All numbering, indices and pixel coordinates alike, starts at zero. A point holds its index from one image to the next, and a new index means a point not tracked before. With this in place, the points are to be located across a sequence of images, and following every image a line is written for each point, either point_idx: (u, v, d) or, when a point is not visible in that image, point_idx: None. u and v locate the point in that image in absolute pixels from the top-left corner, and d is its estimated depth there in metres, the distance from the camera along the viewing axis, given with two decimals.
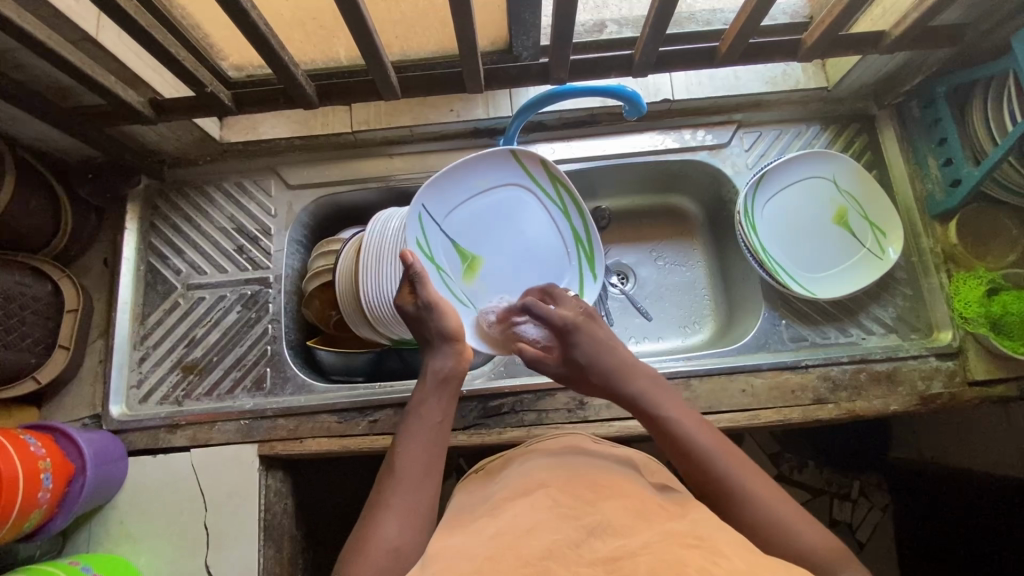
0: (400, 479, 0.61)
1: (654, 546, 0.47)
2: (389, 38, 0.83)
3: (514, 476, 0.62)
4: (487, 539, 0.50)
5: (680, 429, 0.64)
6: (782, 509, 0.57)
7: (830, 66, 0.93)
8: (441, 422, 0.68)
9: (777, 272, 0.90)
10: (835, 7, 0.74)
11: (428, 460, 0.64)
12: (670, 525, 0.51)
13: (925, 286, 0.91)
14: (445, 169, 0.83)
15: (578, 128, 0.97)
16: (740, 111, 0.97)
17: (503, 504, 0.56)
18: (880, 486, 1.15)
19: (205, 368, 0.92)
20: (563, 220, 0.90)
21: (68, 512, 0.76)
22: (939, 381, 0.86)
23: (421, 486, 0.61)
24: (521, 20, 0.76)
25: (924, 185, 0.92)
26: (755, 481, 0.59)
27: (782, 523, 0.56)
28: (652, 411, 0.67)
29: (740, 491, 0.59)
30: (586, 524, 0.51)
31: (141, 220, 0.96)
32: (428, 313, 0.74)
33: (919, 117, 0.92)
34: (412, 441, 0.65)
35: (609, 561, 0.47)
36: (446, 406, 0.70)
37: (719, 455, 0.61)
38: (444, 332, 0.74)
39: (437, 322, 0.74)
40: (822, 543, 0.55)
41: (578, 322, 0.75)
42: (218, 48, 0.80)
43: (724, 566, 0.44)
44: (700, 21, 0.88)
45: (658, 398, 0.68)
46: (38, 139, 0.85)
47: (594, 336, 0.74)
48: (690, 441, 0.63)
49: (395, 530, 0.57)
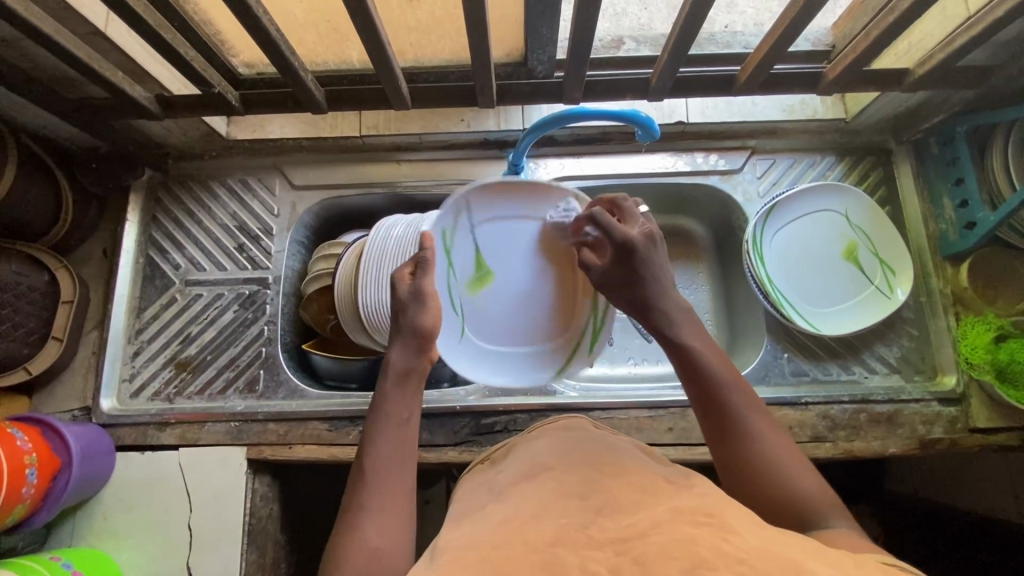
0: (372, 481, 0.59)
1: (665, 525, 0.44)
2: (403, 44, 0.82)
3: (518, 461, 0.59)
4: (491, 527, 0.47)
5: (701, 359, 0.63)
6: (783, 452, 0.57)
7: (850, 98, 0.92)
8: (409, 418, 0.65)
9: (782, 304, 0.89)
10: (861, 43, 0.72)
11: (398, 458, 0.61)
12: (677, 501, 0.48)
13: (932, 327, 0.89)
14: (505, 179, 0.78)
15: (590, 145, 0.95)
16: (754, 137, 0.95)
17: (508, 489, 0.54)
18: (872, 518, 1.16)
19: (198, 366, 0.91)
20: (585, 303, 0.83)
21: (52, 507, 0.76)
22: (939, 426, 0.84)
23: (394, 487, 0.59)
24: (538, 34, 0.73)
25: (936, 225, 0.91)
26: (764, 422, 0.59)
27: (781, 465, 0.56)
28: (676, 338, 0.65)
29: (748, 429, 0.58)
30: (595, 505, 0.48)
31: (143, 212, 0.96)
32: (415, 304, 0.70)
33: (936, 154, 0.90)
34: (380, 437, 0.62)
35: (618, 541, 0.43)
36: (414, 399, 0.67)
37: (737, 392, 0.60)
38: (419, 329, 0.69)
39: (417, 315, 0.70)
40: (818, 490, 0.54)
41: (640, 244, 0.71)
42: (229, 44, 0.78)
43: (734, 542, 0.41)
44: (719, 43, 0.85)
45: (686, 328, 0.66)
46: (41, 127, 0.85)
47: (648, 262, 0.70)
48: (711, 371, 0.62)
49: (377, 533, 0.55)
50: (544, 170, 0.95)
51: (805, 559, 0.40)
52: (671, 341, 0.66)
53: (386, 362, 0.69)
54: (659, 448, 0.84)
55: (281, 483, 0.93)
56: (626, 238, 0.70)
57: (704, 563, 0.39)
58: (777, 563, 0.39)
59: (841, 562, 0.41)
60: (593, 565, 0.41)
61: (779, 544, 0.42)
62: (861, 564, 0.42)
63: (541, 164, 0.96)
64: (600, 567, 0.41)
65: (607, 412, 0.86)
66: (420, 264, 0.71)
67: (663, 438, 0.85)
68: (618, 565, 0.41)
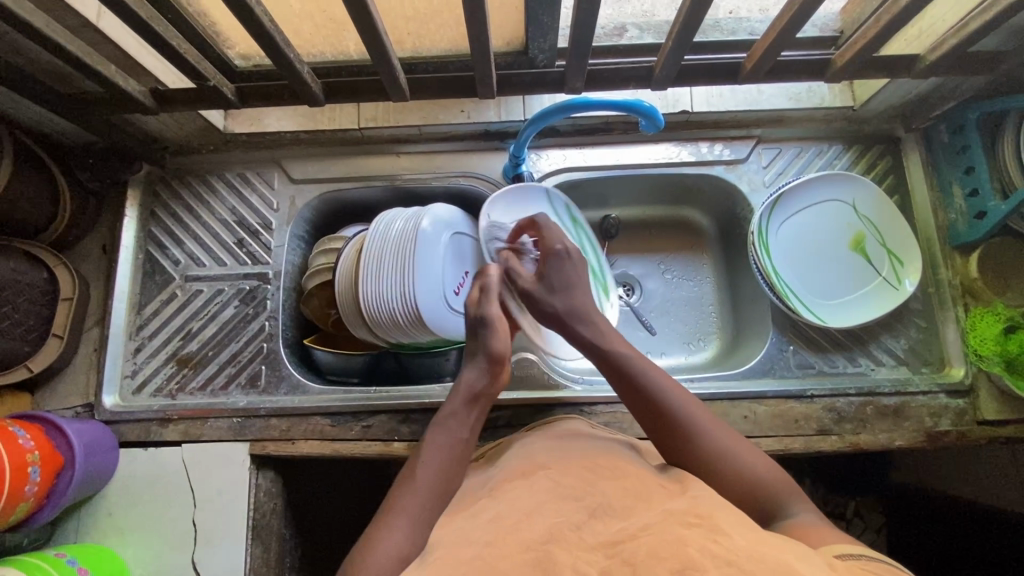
0: (419, 486, 0.59)
1: (657, 526, 0.44)
2: (401, 34, 0.80)
3: (513, 457, 0.60)
4: (487, 522, 0.48)
5: (631, 363, 0.64)
6: (725, 444, 0.59)
7: (858, 85, 0.90)
8: (467, 438, 0.65)
9: (787, 295, 0.88)
10: (872, 30, 0.70)
11: (449, 473, 0.61)
12: (671, 505, 0.47)
13: (940, 318, 0.88)
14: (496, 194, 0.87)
15: (592, 135, 0.94)
16: (760, 126, 0.94)
17: (501, 485, 0.54)
18: (877, 507, 1.13)
19: (200, 362, 0.91)
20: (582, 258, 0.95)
21: (56, 505, 0.75)
22: (947, 418, 0.84)
23: (439, 496, 0.59)
24: (539, 22, 0.72)
25: (946, 215, 0.89)
26: (705, 418, 0.60)
27: (730, 456, 0.58)
28: (606, 348, 0.67)
29: (691, 426, 0.59)
30: (588, 505, 0.48)
31: (141, 208, 0.95)
32: (486, 329, 0.71)
33: (946, 142, 0.88)
34: (436, 450, 0.63)
35: (609, 544, 0.44)
36: (474, 424, 0.66)
37: (672, 394, 0.62)
38: (494, 353, 0.70)
39: (490, 340, 0.70)
40: (766, 471, 0.57)
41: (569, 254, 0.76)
42: (225, 36, 0.77)
43: (725, 546, 0.41)
44: (724, 30, 0.83)
45: (610, 337, 0.68)
46: (37, 123, 0.84)
47: (567, 274, 0.75)
48: (657, 389, 0.62)
49: (408, 535, 0.54)
50: (545, 161, 0.94)
51: (791, 562, 0.41)
52: (597, 348, 0.67)
53: (457, 380, 0.69)
54: None
55: (285, 478, 0.92)
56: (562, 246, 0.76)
57: (695, 565, 0.39)
58: (769, 566, 0.39)
59: (816, 560, 0.42)
60: (585, 564, 0.42)
61: (764, 548, 0.42)
62: (836, 562, 0.43)
63: (542, 155, 0.94)
64: (591, 568, 0.42)
65: (610, 406, 0.86)
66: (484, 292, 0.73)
67: None
68: (609, 566, 0.41)
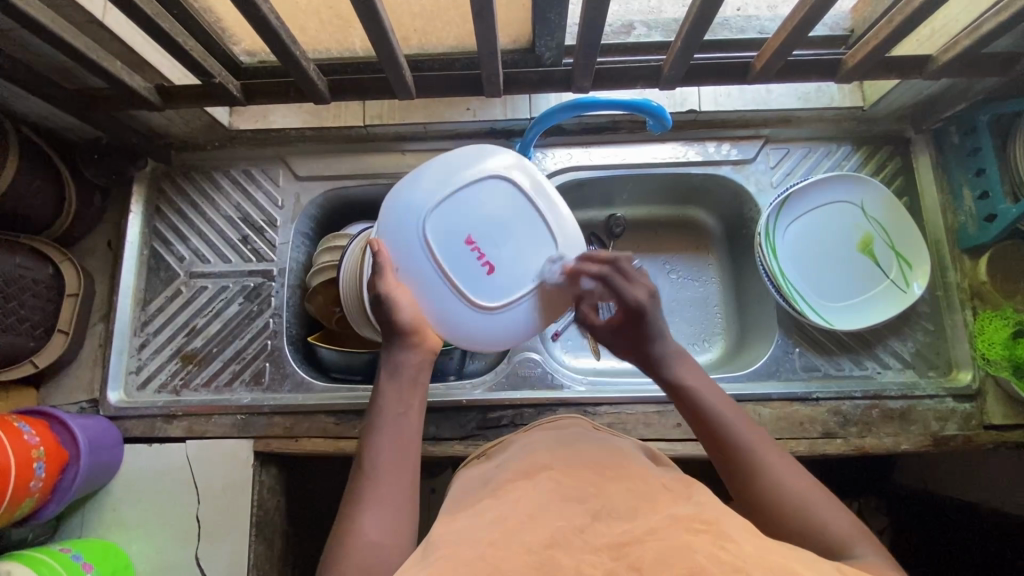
0: (371, 476, 0.58)
1: (662, 530, 0.44)
2: (407, 31, 0.79)
3: (515, 457, 0.60)
4: (491, 523, 0.47)
5: (701, 399, 0.64)
6: (798, 490, 0.55)
7: (868, 86, 0.89)
8: (405, 412, 0.63)
9: (794, 297, 0.87)
10: (884, 29, 0.69)
11: (399, 452, 0.60)
12: (676, 508, 0.47)
13: (948, 322, 0.87)
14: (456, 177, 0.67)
15: (599, 134, 0.93)
16: (768, 126, 0.93)
17: (504, 487, 0.54)
18: (878, 509, 1.14)
19: (204, 359, 0.91)
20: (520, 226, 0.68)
21: (62, 499, 0.76)
22: (953, 423, 0.83)
23: (395, 477, 0.58)
24: (546, 20, 0.71)
25: (956, 217, 0.88)
26: (776, 457, 0.58)
27: (808, 505, 0.54)
28: (681, 385, 0.65)
29: (762, 467, 0.57)
30: (593, 509, 0.48)
31: (146, 203, 0.95)
32: (383, 307, 0.65)
33: (957, 144, 0.88)
34: (378, 434, 0.61)
35: (614, 548, 0.43)
36: (410, 392, 0.65)
37: (744, 428, 0.60)
38: (399, 327, 0.65)
39: (391, 316, 0.65)
40: (846, 526, 0.53)
41: (649, 305, 0.68)
42: (231, 33, 0.76)
43: (731, 551, 0.41)
44: (734, 28, 0.82)
45: (685, 371, 0.67)
46: (43, 118, 0.84)
47: (659, 322, 0.69)
48: (714, 411, 0.62)
49: (376, 521, 0.54)
50: (551, 160, 0.93)
51: (800, 568, 0.40)
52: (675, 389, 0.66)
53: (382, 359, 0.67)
54: (667, 444, 0.83)
55: (288, 475, 0.93)
56: (638, 305, 0.68)
57: (701, 570, 0.39)
58: (775, 572, 0.39)
59: (824, 567, 0.42)
60: (588, 568, 0.42)
61: (771, 554, 0.42)
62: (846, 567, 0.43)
63: (548, 154, 0.93)
64: (595, 571, 0.41)
65: (614, 407, 0.85)
66: (376, 270, 0.65)
67: (671, 433, 0.84)
68: (614, 569, 0.41)
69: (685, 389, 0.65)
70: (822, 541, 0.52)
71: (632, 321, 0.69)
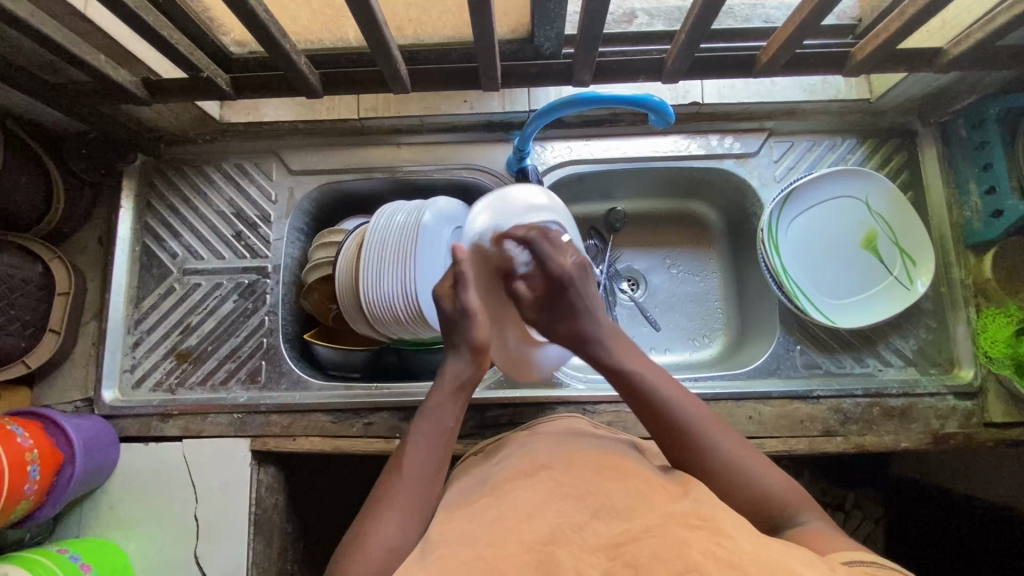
0: (404, 481, 0.58)
1: (659, 529, 0.44)
2: (400, 20, 0.76)
3: (514, 455, 0.59)
4: (489, 523, 0.47)
5: (641, 380, 0.64)
6: (743, 462, 0.59)
7: (875, 78, 0.87)
8: (452, 427, 0.63)
9: (796, 295, 0.86)
10: (894, 22, 0.67)
11: (437, 463, 0.60)
12: (673, 506, 0.47)
13: (950, 319, 0.87)
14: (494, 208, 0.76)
15: (599, 127, 0.91)
16: (772, 119, 0.91)
17: (501, 485, 0.53)
18: (875, 499, 1.13)
19: (199, 357, 0.90)
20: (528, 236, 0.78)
21: (57, 501, 0.75)
22: (954, 420, 0.82)
23: (428, 487, 0.59)
24: (545, 9, 0.69)
25: (962, 213, 0.87)
26: (716, 430, 0.60)
27: (751, 472, 0.58)
28: (617, 364, 0.66)
29: (708, 441, 0.60)
30: (591, 505, 0.48)
31: (138, 199, 0.93)
32: (463, 318, 0.67)
33: (964, 138, 0.86)
34: (422, 442, 0.61)
35: (612, 547, 0.44)
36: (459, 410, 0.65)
37: (688, 408, 0.62)
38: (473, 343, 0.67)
39: (469, 329, 0.67)
40: (786, 487, 0.58)
41: (576, 275, 0.72)
42: (219, 22, 0.74)
43: (727, 547, 0.41)
44: (737, 17, 0.80)
45: (622, 352, 0.67)
46: (28, 111, 0.81)
47: (583, 294, 0.71)
48: (653, 391, 0.63)
49: (398, 528, 0.55)
50: (550, 153, 0.91)
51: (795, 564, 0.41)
52: (611, 368, 0.66)
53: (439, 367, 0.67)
54: None
55: (286, 474, 0.92)
56: (564, 274, 0.71)
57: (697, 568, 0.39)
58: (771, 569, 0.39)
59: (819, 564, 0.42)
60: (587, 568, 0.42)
61: (767, 552, 0.42)
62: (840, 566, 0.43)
63: (547, 147, 0.92)
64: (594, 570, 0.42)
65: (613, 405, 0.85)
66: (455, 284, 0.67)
67: None
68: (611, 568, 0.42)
69: (622, 372, 0.65)
70: (770, 504, 0.57)
71: (557, 292, 0.72)
